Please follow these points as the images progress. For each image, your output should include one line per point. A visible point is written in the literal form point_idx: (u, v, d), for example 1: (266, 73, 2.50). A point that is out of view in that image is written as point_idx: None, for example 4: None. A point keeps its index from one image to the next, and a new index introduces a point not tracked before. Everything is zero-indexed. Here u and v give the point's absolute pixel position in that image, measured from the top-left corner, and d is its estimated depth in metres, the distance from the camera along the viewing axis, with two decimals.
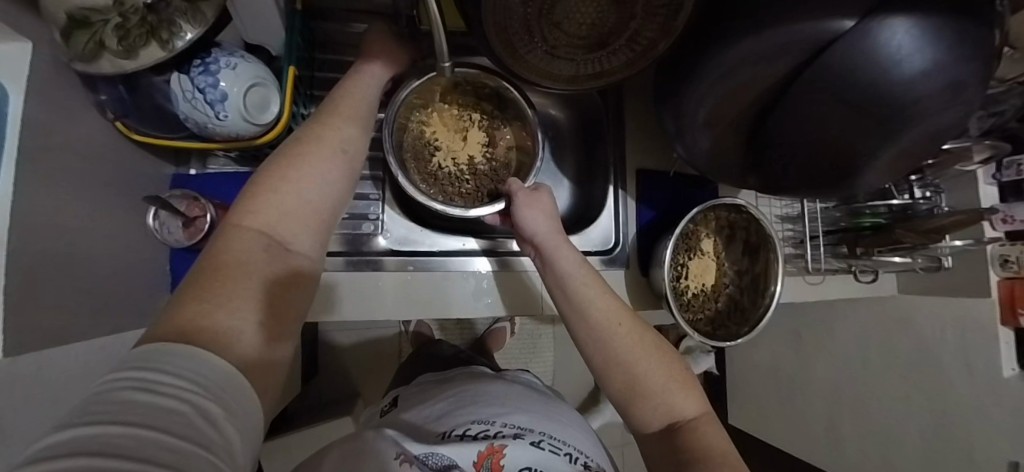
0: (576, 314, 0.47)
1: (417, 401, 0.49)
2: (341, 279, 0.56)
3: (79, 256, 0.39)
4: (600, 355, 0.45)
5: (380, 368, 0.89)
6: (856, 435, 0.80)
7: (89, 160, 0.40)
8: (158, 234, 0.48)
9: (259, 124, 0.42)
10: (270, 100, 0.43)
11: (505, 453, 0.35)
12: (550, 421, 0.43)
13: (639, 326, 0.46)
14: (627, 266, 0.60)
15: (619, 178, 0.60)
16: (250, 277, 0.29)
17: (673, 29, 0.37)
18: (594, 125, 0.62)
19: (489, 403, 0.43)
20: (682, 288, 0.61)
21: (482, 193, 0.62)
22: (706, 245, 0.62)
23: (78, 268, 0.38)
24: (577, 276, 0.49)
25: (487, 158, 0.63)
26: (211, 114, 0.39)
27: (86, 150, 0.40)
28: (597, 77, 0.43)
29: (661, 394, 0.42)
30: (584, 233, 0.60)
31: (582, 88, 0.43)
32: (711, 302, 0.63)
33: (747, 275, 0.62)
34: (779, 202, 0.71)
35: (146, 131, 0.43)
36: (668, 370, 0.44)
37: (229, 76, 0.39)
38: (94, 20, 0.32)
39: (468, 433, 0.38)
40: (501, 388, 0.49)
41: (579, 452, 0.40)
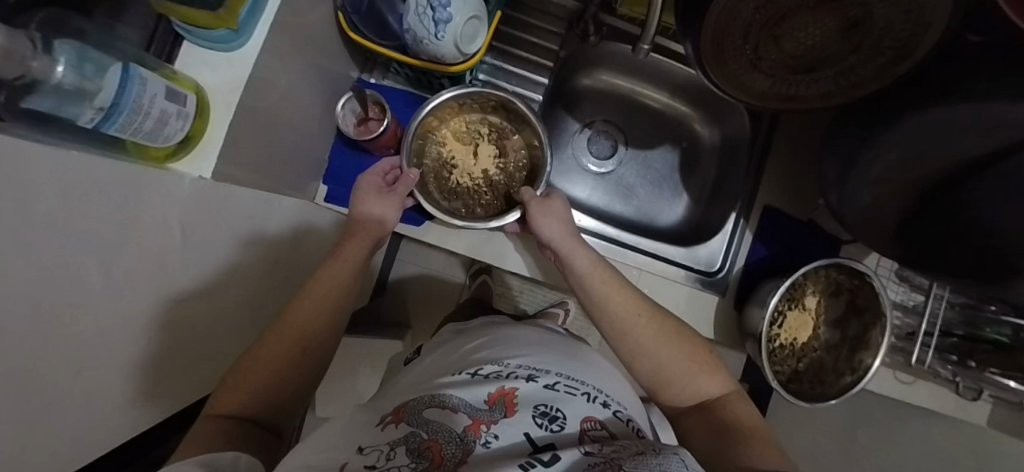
0: (595, 312, 0.48)
1: (448, 345, 0.52)
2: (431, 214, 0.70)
3: (269, 116, 0.44)
4: (621, 345, 0.46)
5: (436, 311, 0.93)
6: None
7: (305, 41, 0.46)
8: (340, 119, 0.58)
9: (464, 53, 0.46)
10: (478, 32, 0.46)
11: (516, 394, 0.35)
12: (569, 365, 0.44)
13: (658, 314, 0.47)
14: (722, 294, 0.61)
15: (745, 210, 0.61)
16: (249, 378, 0.36)
17: (890, 73, 0.39)
18: (736, 151, 0.62)
19: (505, 347, 0.45)
20: (772, 334, 0.60)
21: (500, 202, 0.64)
22: (808, 302, 0.61)
23: (264, 127, 0.44)
24: (591, 277, 0.50)
25: (498, 173, 0.64)
26: (432, 33, 0.43)
27: (305, 31, 0.45)
28: (788, 100, 0.44)
29: (684, 378, 0.43)
30: (692, 248, 0.61)
31: (767, 106, 0.44)
32: (795, 359, 0.61)
33: (841, 345, 0.61)
34: (898, 289, 0.71)
35: (362, 32, 0.49)
36: (690, 354, 0.44)
37: (459, 3, 0.42)
38: None
39: (480, 372, 0.40)
40: (530, 334, 0.50)
41: (597, 392, 0.40)
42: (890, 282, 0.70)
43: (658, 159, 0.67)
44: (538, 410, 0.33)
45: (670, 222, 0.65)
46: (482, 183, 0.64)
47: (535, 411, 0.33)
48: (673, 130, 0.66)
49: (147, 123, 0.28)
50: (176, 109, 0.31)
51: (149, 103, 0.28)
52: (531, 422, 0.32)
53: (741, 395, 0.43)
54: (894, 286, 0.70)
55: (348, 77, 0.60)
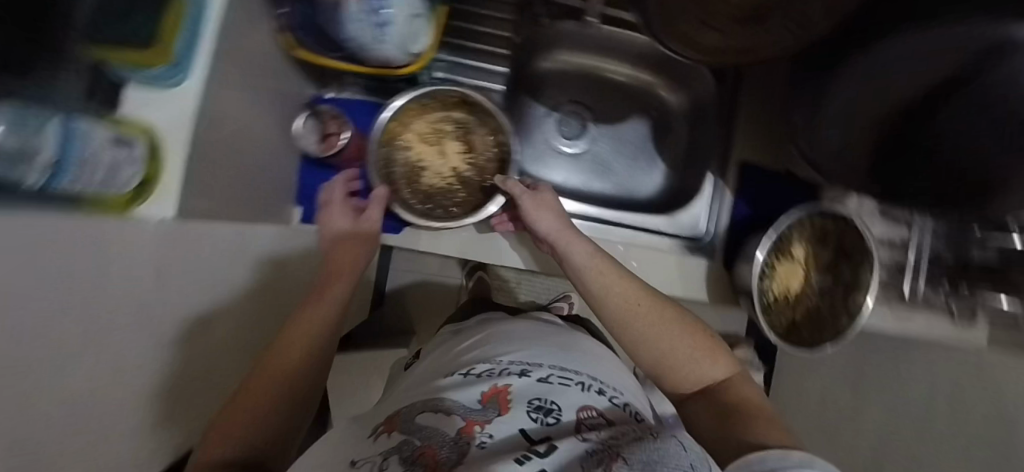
0: (596, 303, 0.47)
1: (445, 346, 0.52)
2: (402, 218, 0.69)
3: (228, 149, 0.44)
4: (621, 337, 0.45)
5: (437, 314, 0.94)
6: None
7: (252, 68, 0.46)
8: (299, 140, 0.57)
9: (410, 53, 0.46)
10: (422, 31, 0.46)
11: (509, 391, 0.35)
12: (562, 355, 0.44)
13: (659, 299, 0.46)
14: (710, 257, 0.61)
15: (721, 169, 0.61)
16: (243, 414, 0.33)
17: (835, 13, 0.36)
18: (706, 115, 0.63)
19: (501, 345, 0.46)
20: (765, 289, 0.60)
21: (475, 196, 0.63)
22: (797, 249, 0.61)
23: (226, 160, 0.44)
24: (591, 267, 0.48)
25: (470, 169, 0.63)
26: (375, 37, 0.42)
27: (251, 59, 0.45)
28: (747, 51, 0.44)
29: (689, 364, 0.43)
30: (674, 216, 0.62)
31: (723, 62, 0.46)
32: (790, 310, 0.62)
33: (833, 291, 0.61)
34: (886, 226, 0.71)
35: (308, 47, 0.49)
36: (695, 339, 0.45)
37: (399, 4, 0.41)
38: None
39: (474, 372, 0.40)
40: (519, 326, 0.51)
41: (592, 379, 0.41)
42: (876, 220, 0.72)
43: (631, 131, 0.66)
44: (533, 404, 0.33)
45: (652, 193, 0.65)
46: (454, 180, 0.63)
47: (530, 406, 0.33)
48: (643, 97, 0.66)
49: (99, 175, 0.27)
50: (126, 154, 0.31)
51: (96, 156, 0.27)
52: (525, 415, 0.32)
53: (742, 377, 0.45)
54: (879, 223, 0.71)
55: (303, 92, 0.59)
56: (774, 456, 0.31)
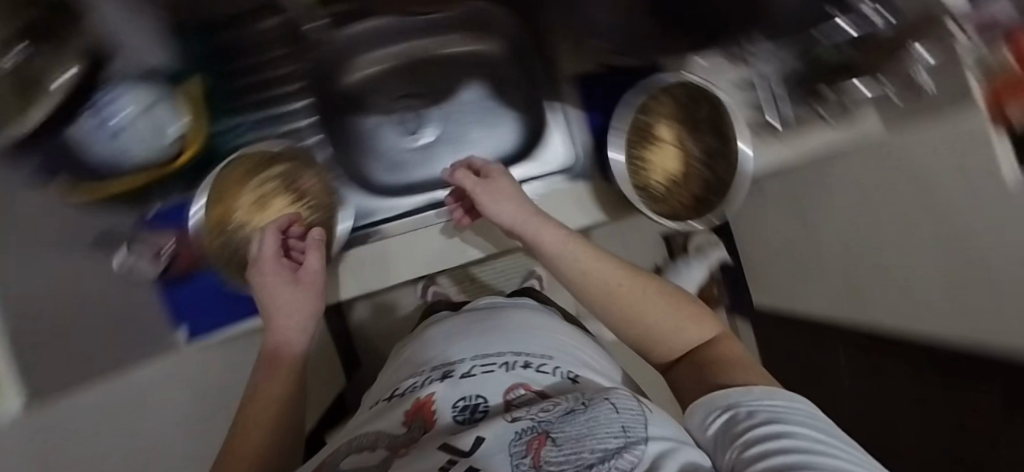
0: (586, 291, 0.56)
1: (400, 370, 0.59)
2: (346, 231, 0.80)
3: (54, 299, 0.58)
4: (616, 316, 0.54)
5: None
6: (880, 307, 0.83)
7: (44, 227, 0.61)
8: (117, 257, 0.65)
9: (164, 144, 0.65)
10: (163, 125, 0.65)
11: (433, 399, 0.40)
12: (482, 348, 0.52)
13: (644, 277, 0.55)
14: (586, 179, 0.88)
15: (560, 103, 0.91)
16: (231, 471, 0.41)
17: None
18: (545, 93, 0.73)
19: (427, 362, 0.53)
20: (643, 175, 0.85)
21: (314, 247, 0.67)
22: (658, 132, 0.82)
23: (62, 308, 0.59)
24: (568, 253, 0.58)
25: (308, 213, 0.70)
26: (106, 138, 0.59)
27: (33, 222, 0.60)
28: None
29: (673, 332, 0.52)
30: (541, 155, 0.91)
31: None
32: (670, 181, 0.87)
33: (710, 152, 0.85)
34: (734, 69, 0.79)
35: (82, 183, 0.64)
36: (679, 314, 0.53)
37: (120, 110, 0.59)
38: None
39: (406, 392, 0.46)
40: (449, 332, 0.62)
41: (514, 358, 0.48)
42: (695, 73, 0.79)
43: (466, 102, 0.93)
44: (459, 406, 0.39)
45: (548, 146, 0.92)
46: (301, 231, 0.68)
47: (455, 408, 0.39)
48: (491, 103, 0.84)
49: None
50: None
51: None
52: (449, 418, 0.37)
53: (726, 335, 0.53)
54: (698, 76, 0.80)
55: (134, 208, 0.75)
56: (705, 407, 0.40)
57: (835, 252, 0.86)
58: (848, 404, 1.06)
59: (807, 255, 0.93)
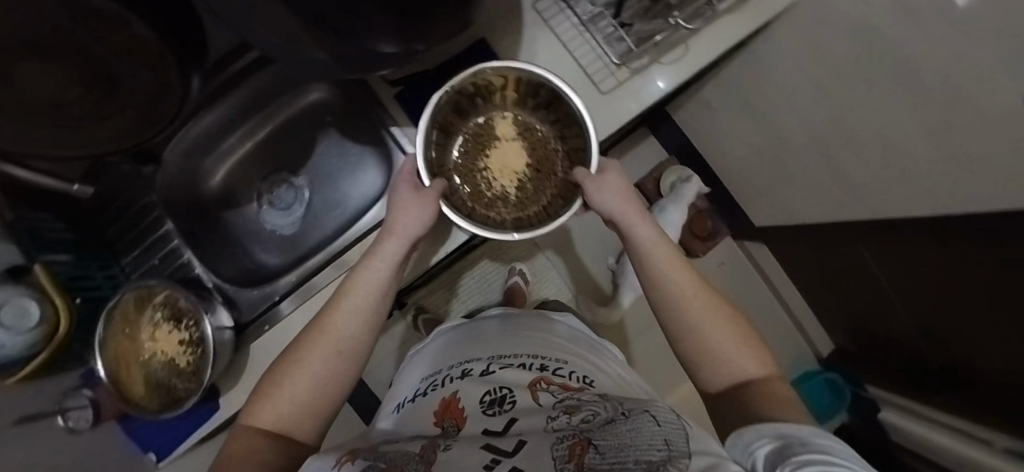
0: (653, 288, 0.48)
1: (408, 365, 0.64)
2: (257, 305, 0.60)
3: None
4: (669, 318, 0.46)
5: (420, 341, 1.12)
6: (877, 195, 0.71)
7: None
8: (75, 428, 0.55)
9: (32, 330, 0.48)
10: (25, 305, 0.47)
11: (459, 398, 0.47)
12: (494, 345, 0.58)
13: (721, 302, 0.46)
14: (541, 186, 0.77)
15: (391, 111, 0.59)
16: (284, 386, 0.40)
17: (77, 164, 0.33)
18: (421, 103, 0.58)
19: (444, 355, 0.60)
20: (500, 185, 0.65)
21: (197, 358, 0.56)
22: (502, 133, 0.66)
23: None
24: (659, 254, 0.49)
25: (194, 329, 0.57)
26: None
27: None
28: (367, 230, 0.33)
29: (726, 357, 0.42)
30: None
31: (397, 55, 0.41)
32: (552, 166, 0.65)
33: (559, 124, 0.63)
34: (575, 7, 0.59)
35: None
36: (738, 337, 0.43)
37: None
38: None
39: (426, 386, 0.53)
40: (459, 334, 0.65)
41: (531, 358, 0.53)
42: (569, 14, 0.59)
43: (327, 148, 0.67)
44: (484, 401, 0.46)
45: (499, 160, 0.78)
46: (185, 347, 0.57)
47: (482, 403, 0.46)
48: (389, 123, 0.58)
49: None
50: None
51: None
52: (477, 414, 0.44)
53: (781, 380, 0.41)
54: (569, 16, 0.59)
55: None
56: (746, 436, 0.30)
57: (816, 158, 0.77)
58: (876, 325, 0.95)
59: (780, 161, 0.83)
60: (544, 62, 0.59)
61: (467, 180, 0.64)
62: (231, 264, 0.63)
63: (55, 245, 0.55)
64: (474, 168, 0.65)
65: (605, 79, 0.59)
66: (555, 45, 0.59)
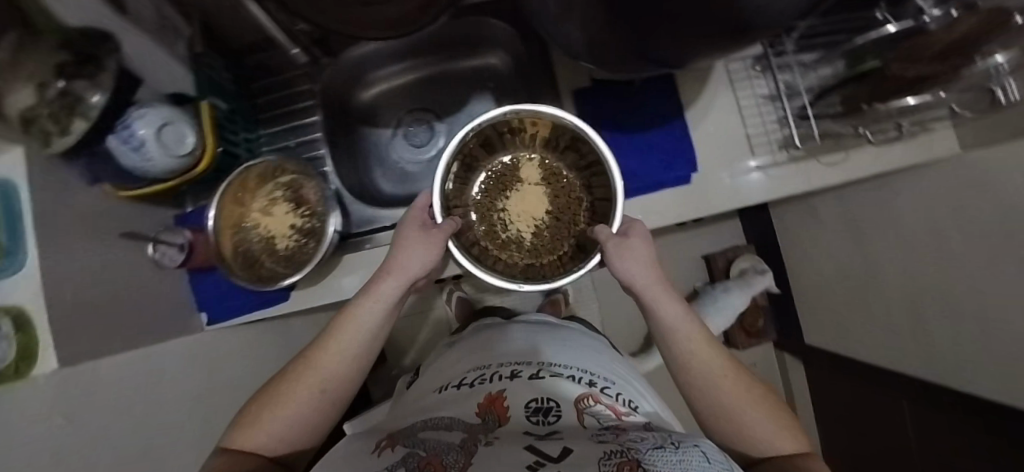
0: (678, 365, 0.48)
1: (451, 361, 0.67)
2: (360, 225, 0.63)
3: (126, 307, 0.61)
4: (697, 394, 0.46)
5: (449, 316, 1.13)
6: (945, 360, 0.71)
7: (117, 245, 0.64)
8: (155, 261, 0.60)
9: (181, 154, 0.49)
10: (183, 132, 0.49)
11: (503, 399, 0.46)
12: (543, 353, 0.58)
13: (747, 374, 0.47)
14: None
15: (560, 106, 0.62)
16: (265, 417, 0.43)
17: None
18: (595, 108, 0.62)
19: (491, 356, 0.61)
20: (516, 226, 0.73)
21: (307, 246, 0.58)
22: (525, 178, 0.74)
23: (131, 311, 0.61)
24: (682, 331, 0.49)
25: (308, 220, 0.58)
26: (137, 160, 0.47)
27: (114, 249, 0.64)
28: None
29: (761, 435, 0.43)
30: None
31: (628, 50, 0.43)
32: (573, 213, 0.73)
33: (584, 172, 0.70)
34: (762, 80, 0.62)
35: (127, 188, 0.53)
36: (771, 414, 0.44)
37: (140, 123, 0.46)
38: (28, 115, 0.41)
39: (467, 383, 0.54)
40: (512, 337, 0.66)
41: (579, 372, 0.53)
42: (754, 82, 0.62)
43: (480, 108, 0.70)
44: (530, 407, 0.44)
45: None
46: (294, 234, 0.59)
47: (526, 409, 0.44)
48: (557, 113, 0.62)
49: None
50: None
51: None
52: (522, 417, 0.42)
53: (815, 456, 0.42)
54: (755, 82, 0.62)
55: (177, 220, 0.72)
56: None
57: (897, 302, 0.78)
58: None
59: (854, 293, 0.85)
60: (716, 116, 0.62)
61: (485, 219, 0.73)
62: (353, 175, 0.66)
63: (219, 92, 0.57)
64: (491, 206, 0.74)
65: (764, 153, 0.62)
66: (731, 106, 0.62)
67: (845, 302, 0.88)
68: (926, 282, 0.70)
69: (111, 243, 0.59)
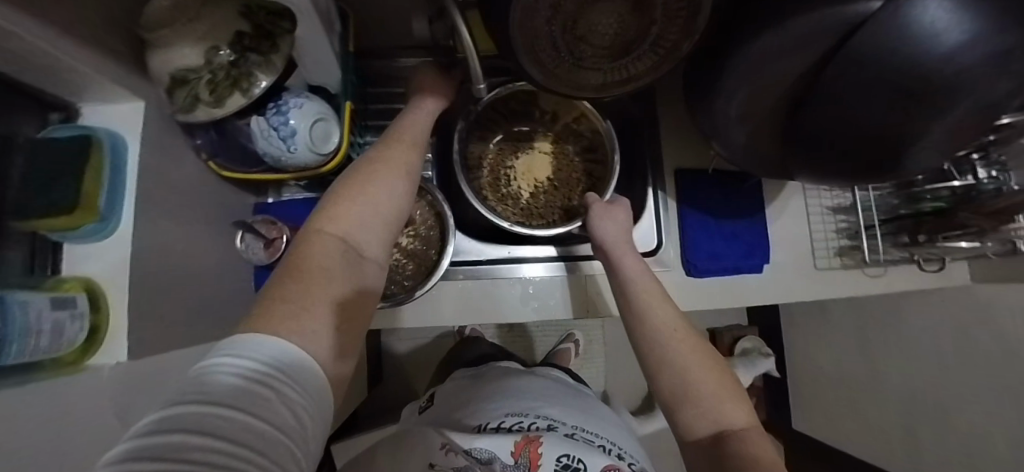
0: (636, 319, 0.52)
1: (461, 393, 0.63)
2: (455, 256, 0.65)
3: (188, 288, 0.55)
4: (657, 354, 0.49)
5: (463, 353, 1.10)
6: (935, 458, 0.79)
7: None
8: (244, 252, 0.60)
9: (321, 153, 0.50)
10: (330, 132, 0.50)
11: (540, 444, 0.44)
12: (574, 415, 0.55)
13: (698, 338, 0.50)
14: (670, 267, 0.66)
15: (659, 182, 0.68)
16: (347, 200, 0.38)
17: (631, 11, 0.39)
18: (694, 190, 0.67)
19: (520, 401, 0.55)
20: (517, 186, 0.72)
21: (425, 269, 0.60)
22: (537, 147, 0.74)
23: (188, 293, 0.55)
24: (639, 285, 0.53)
25: (412, 241, 0.62)
26: (284, 148, 0.48)
27: None
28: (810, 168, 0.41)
29: (710, 402, 0.44)
30: None
31: (766, 149, 0.50)
32: (574, 192, 0.72)
33: (593, 157, 0.72)
34: (830, 194, 0.71)
35: (235, 167, 0.54)
36: (720, 380, 0.46)
37: (297, 113, 0.47)
38: (190, 77, 0.41)
39: (502, 426, 0.48)
40: (536, 385, 0.62)
41: (611, 445, 0.50)
42: (822, 190, 0.71)
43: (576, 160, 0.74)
44: (562, 462, 0.43)
45: (644, 225, 0.68)
46: (399, 254, 0.61)
47: (558, 465, 0.43)
48: (657, 187, 0.68)
49: (46, 338, 0.33)
50: (67, 314, 0.35)
51: (40, 322, 0.32)
52: None
53: (761, 431, 0.43)
54: (827, 192, 0.70)
55: (245, 207, 0.67)
56: None
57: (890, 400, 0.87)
58: None
59: (852, 389, 0.94)
60: (788, 217, 0.70)
61: (492, 172, 0.72)
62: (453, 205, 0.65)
63: (353, 94, 0.57)
64: (500, 163, 0.73)
65: (823, 258, 0.70)
66: (802, 209, 0.70)
67: (841, 394, 0.97)
68: (924, 389, 0.79)
69: (191, 221, 0.53)
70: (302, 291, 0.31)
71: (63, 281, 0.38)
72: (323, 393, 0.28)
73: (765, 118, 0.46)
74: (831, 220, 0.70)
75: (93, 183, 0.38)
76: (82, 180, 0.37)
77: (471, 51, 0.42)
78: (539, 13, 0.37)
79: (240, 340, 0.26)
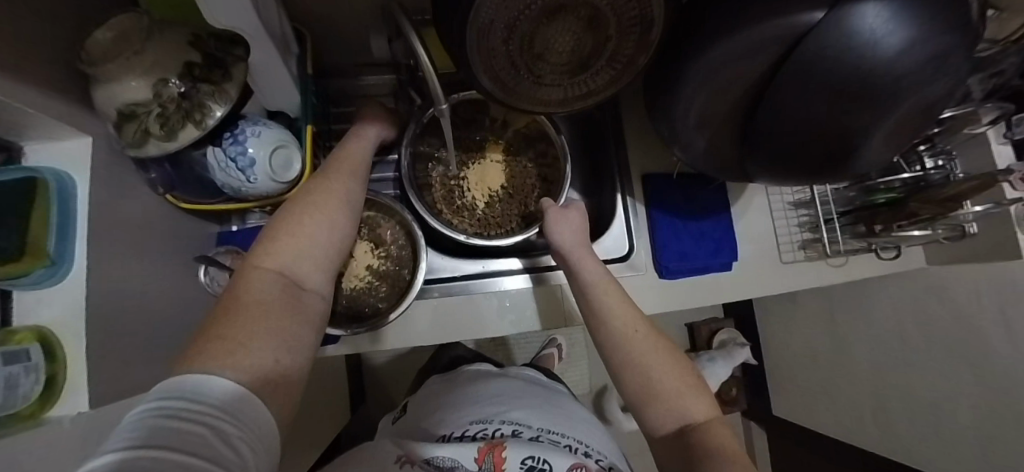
0: (597, 321, 0.53)
1: (431, 401, 0.62)
2: (429, 274, 0.65)
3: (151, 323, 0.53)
4: (621, 357, 0.50)
5: None
6: (906, 431, 0.83)
7: None
8: (210, 287, 0.58)
9: (283, 181, 0.50)
10: (292, 159, 0.50)
11: (503, 450, 0.43)
12: (545, 416, 0.55)
13: (658, 335, 0.52)
14: (642, 270, 0.68)
15: (626, 187, 0.69)
16: (285, 235, 0.39)
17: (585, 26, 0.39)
18: (661, 194, 0.68)
19: (487, 407, 0.55)
20: (470, 196, 0.72)
21: (399, 290, 0.61)
22: (488, 156, 0.74)
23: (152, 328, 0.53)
24: (598, 287, 0.54)
25: (384, 262, 0.62)
26: (244, 178, 0.47)
27: None
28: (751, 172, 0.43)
29: (674, 399, 0.47)
30: (597, 241, 0.69)
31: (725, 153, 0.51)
32: (532, 199, 0.73)
33: (546, 162, 0.73)
34: (789, 190, 0.73)
35: (191, 198, 0.53)
36: (680, 376, 0.49)
37: (254, 142, 0.47)
38: (139, 112, 0.40)
39: (467, 434, 0.48)
40: (502, 388, 0.61)
41: (578, 443, 0.51)
42: (781, 187, 0.73)
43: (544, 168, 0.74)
44: (526, 465, 0.43)
45: (613, 231, 0.69)
46: (370, 276, 0.61)
47: (523, 467, 0.42)
48: (625, 193, 0.69)
49: None
50: (21, 368, 0.33)
51: None
52: None
53: (720, 417, 0.46)
54: (786, 189, 0.73)
55: (206, 237, 0.65)
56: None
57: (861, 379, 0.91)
58: None
59: (826, 373, 0.97)
60: (752, 214, 0.72)
61: (443, 185, 0.71)
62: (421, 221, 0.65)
63: (314, 115, 0.56)
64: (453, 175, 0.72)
65: (788, 252, 0.72)
66: (764, 206, 0.73)
67: (816, 377, 1.01)
68: (891, 368, 0.83)
69: (147, 257, 0.51)
70: (233, 326, 0.32)
71: (13, 332, 0.35)
72: (263, 432, 0.28)
73: (721, 124, 0.47)
74: (791, 216, 0.73)
75: (42, 225, 0.36)
76: (32, 222, 0.35)
77: (431, 71, 0.42)
78: (495, 33, 0.37)
79: (175, 384, 0.26)
